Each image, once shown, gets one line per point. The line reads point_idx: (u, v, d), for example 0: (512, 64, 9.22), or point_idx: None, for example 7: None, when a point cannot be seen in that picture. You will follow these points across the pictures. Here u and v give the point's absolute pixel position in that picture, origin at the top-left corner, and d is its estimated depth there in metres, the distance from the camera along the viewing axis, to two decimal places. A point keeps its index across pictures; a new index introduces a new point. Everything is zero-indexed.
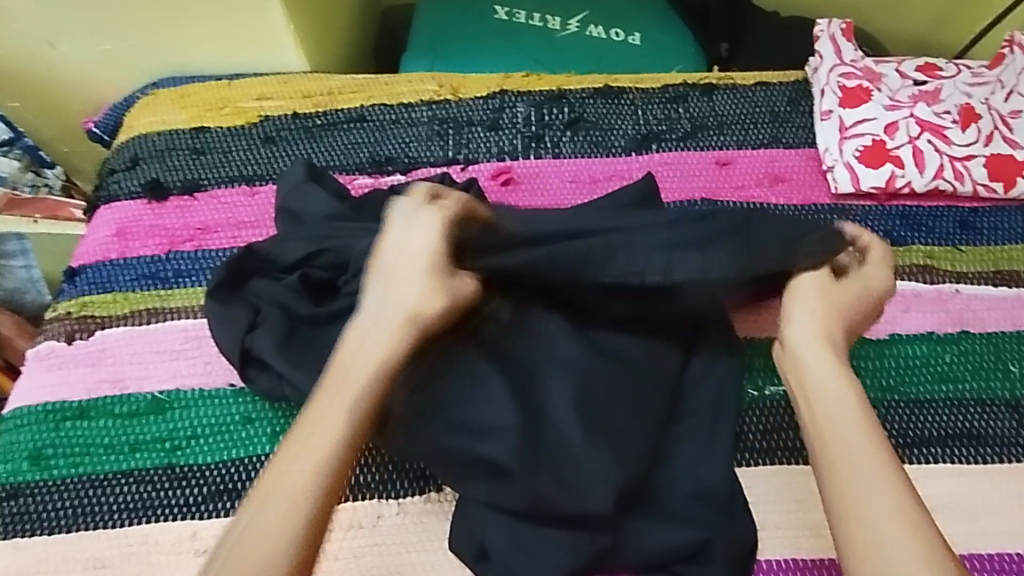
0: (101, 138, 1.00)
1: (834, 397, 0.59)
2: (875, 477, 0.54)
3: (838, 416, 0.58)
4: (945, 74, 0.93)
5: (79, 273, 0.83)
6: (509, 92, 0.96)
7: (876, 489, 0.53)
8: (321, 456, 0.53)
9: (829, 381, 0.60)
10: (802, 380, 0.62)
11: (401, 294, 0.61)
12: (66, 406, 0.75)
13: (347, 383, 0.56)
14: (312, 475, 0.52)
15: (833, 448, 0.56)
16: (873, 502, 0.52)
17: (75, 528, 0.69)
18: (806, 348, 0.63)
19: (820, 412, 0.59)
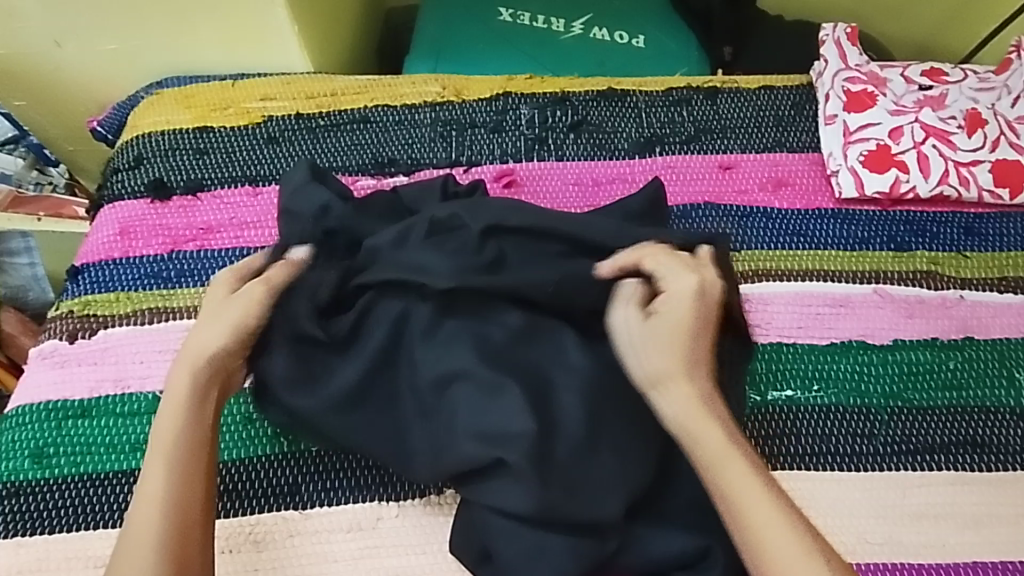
0: (105, 137, 1.01)
1: (710, 447, 0.60)
2: (768, 515, 0.57)
3: (727, 466, 0.59)
4: (951, 79, 0.92)
5: (82, 272, 0.83)
6: (513, 94, 0.95)
7: (773, 529, 0.57)
8: (167, 481, 0.60)
9: (702, 430, 0.60)
10: (682, 435, 0.61)
11: (200, 345, 0.66)
12: (68, 405, 0.75)
13: (171, 417, 0.62)
14: (166, 497, 0.59)
15: (727, 494, 0.58)
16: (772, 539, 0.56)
17: (75, 526, 0.69)
18: (677, 403, 0.61)
19: (712, 467, 0.59)
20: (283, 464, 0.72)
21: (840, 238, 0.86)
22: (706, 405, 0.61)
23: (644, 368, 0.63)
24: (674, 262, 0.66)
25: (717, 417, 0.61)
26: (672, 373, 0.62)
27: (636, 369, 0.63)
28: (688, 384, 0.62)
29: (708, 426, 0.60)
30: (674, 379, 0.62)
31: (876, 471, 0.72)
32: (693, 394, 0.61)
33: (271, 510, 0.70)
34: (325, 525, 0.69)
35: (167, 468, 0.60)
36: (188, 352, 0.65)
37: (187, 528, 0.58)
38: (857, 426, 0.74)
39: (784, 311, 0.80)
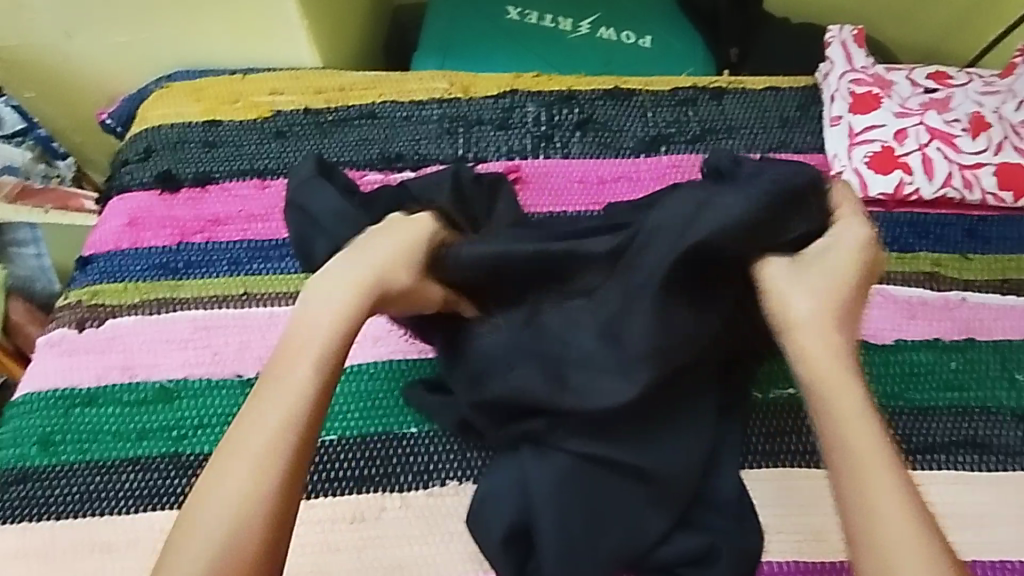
0: (114, 129, 1.02)
1: (851, 425, 0.59)
2: (891, 494, 0.56)
3: (858, 430, 0.59)
4: (955, 83, 0.93)
5: (90, 262, 0.84)
6: (520, 91, 0.96)
7: (886, 494, 0.56)
8: (268, 448, 0.56)
9: (841, 391, 0.60)
10: (821, 382, 0.61)
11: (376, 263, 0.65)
12: (75, 393, 0.76)
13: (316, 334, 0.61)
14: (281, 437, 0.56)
15: (857, 455, 0.58)
16: (888, 509, 0.55)
17: (81, 513, 0.70)
18: (816, 352, 0.62)
19: (846, 422, 0.59)
20: None
21: None
22: (848, 363, 0.62)
23: (789, 310, 0.64)
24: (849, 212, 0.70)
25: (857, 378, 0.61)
26: (818, 321, 0.63)
27: (794, 307, 0.64)
28: (818, 331, 0.63)
29: (848, 389, 0.60)
30: (817, 329, 0.63)
31: None
32: (835, 344, 0.63)
33: None
34: (329, 515, 0.70)
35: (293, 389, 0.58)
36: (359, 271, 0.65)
37: (278, 515, 0.54)
38: None
39: (869, 313, 0.81)
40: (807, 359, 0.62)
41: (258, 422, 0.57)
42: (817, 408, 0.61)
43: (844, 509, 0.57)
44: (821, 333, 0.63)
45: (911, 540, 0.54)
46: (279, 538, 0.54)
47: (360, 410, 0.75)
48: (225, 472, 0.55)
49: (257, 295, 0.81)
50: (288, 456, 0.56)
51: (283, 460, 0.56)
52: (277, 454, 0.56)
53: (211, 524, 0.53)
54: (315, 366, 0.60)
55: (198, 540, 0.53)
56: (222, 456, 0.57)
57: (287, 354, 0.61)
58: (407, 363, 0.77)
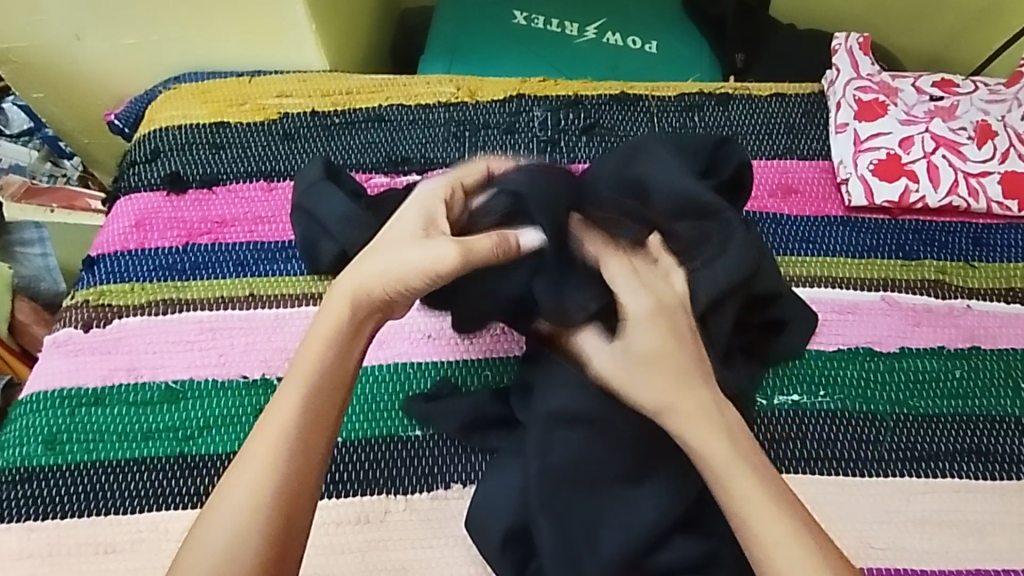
0: (121, 130, 1.02)
1: (738, 478, 0.56)
2: (783, 529, 0.54)
3: (738, 482, 0.56)
4: (962, 91, 0.93)
5: (97, 262, 0.84)
6: (527, 96, 0.96)
7: (784, 536, 0.54)
8: (268, 465, 0.55)
9: (725, 454, 0.56)
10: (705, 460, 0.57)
11: (363, 269, 0.61)
12: (81, 392, 0.76)
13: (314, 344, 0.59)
14: (279, 449, 0.55)
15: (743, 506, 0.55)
16: (780, 554, 0.53)
17: (87, 513, 0.70)
18: (689, 433, 0.57)
19: (727, 480, 0.56)
20: None
21: (848, 246, 0.86)
22: (716, 421, 0.57)
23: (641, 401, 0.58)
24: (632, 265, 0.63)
25: (727, 434, 0.57)
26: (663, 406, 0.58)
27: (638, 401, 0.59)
28: (690, 403, 0.58)
29: (716, 445, 0.57)
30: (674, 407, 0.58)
31: (880, 476, 0.73)
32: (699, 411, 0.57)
33: None
34: (333, 517, 0.70)
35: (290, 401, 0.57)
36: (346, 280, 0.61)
37: (272, 534, 0.53)
38: (864, 432, 0.75)
39: (876, 320, 0.81)
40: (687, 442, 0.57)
41: (260, 438, 0.56)
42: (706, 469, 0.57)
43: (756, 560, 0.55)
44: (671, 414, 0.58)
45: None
46: (283, 553, 0.54)
47: (366, 412, 0.75)
48: (229, 490, 0.55)
49: (263, 297, 0.81)
50: (293, 477, 0.55)
51: (280, 480, 0.55)
52: (276, 473, 0.55)
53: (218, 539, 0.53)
54: (306, 378, 0.58)
55: (206, 550, 0.52)
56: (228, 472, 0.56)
57: (297, 369, 0.59)
58: (414, 366, 0.77)
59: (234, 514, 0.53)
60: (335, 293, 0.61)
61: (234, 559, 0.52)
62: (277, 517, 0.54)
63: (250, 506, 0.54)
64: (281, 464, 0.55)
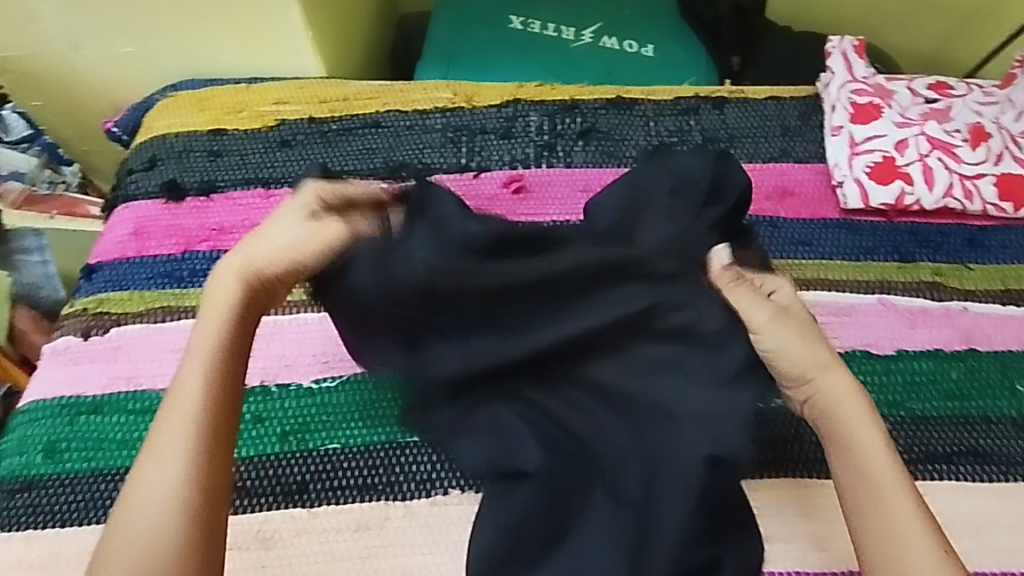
0: (120, 138, 1.03)
1: (872, 454, 0.62)
2: (906, 511, 0.59)
3: (875, 462, 0.61)
4: (955, 93, 0.93)
5: (96, 271, 0.85)
6: (523, 101, 0.97)
7: (904, 513, 0.59)
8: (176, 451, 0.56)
9: (862, 428, 0.63)
10: (841, 423, 0.63)
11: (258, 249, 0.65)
12: (80, 401, 0.76)
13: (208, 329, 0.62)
14: (189, 432, 0.57)
15: (874, 479, 0.60)
16: (891, 522, 0.58)
17: (86, 521, 0.70)
18: (837, 396, 0.64)
19: (863, 455, 0.61)
20: (289, 463, 0.73)
21: (844, 248, 0.87)
22: (865, 406, 0.64)
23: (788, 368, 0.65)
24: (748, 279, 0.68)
25: (873, 419, 0.64)
26: (827, 369, 0.65)
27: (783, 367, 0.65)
28: (835, 378, 0.65)
29: (868, 429, 0.63)
30: (832, 373, 0.65)
31: None
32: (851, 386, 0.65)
33: (280, 509, 0.71)
34: (332, 523, 0.70)
35: (191, 386, 0.59)
36: (235, 259, 0.65)
37: (199, 510, 0.54)
38: None
39: (874, 322, 0.81)
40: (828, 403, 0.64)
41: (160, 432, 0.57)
42: (831, 434, 0.63)
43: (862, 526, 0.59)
44: (835, 384, 0.65)
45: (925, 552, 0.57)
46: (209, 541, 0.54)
47: (363, 417, 0.75)
48: (139, 483, 0.55)
49: None
50: (206, 462, 0.56)
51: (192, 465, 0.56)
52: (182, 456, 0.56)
53: (137, 527, 0.53)
54: (206, 360, 0.61)
55: (124, 546, 0.52)
56: (135, 471, 0.56)
57: (192, 356, 0.61)
58: None
59: (152, 501, 0.54)
60: (219, 273, 0.65)
61: (159, 545, 0.52)
62: (198, 495, 0.55)
63: (165, 496, 0.54)
64: (188, 448, 0.56)
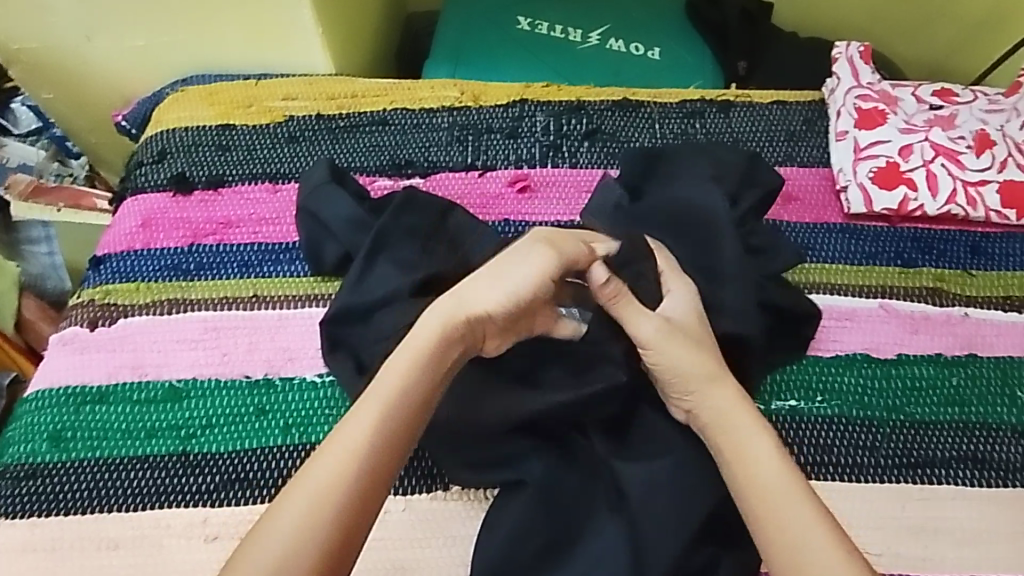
0: (129, 131, 1.04)
1: (758, 453, 0.62)
2: (806, 517, 0.58)
3: (763, 467, 0.61)
4: (961, 101, 0.94)
5: (103, 262, 0.85)
6: (530, 101, 0.98)
7: (802, 515, 0.59)
8: (320, 495, 0.55)
9: (751, 437, 0.63)
10: (723, 435, 0.64)
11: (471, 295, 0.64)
12: (86, 390, 0.77)
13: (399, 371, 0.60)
14: (343, 475, 0.56)
15: (764, 486, 0.60)
16: (794, 527, 0.58)
17: (90, 509, 0.71)
18: (720, 408, 0.65)
19: (751, 462, 0.62)
20: (292, 456, 0.73)
21: (847, 253, 0.87)
22: (749, 411, 0.65)
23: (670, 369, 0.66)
24: (667, 267, 0.73)
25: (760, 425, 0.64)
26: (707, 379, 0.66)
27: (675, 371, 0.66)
28: (721, 390, 0.66)
29: (756, 435, 0.63)
30: (710, 384, 0.66)
31: (877, 482, 0.73)
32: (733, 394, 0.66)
33: None
34: None
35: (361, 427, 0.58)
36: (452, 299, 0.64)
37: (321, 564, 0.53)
38: (860, 438, 0.75)
39: (876, 327, 0.82)
40: (711, 418, 0.65)
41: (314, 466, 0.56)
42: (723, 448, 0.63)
43: (763, 541, 0.59)
44: (716, 394, 0.65)
45: (829, 552, 0.57)
46: None
47: None
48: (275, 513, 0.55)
49: (266, 297, 0.82)
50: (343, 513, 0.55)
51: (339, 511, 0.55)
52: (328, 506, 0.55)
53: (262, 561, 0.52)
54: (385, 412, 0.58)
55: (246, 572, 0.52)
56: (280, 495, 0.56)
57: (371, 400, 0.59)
58: None
59: (283, 535, 0.53)
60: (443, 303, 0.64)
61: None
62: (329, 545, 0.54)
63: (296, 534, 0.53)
64: (336, 495, 0.55)
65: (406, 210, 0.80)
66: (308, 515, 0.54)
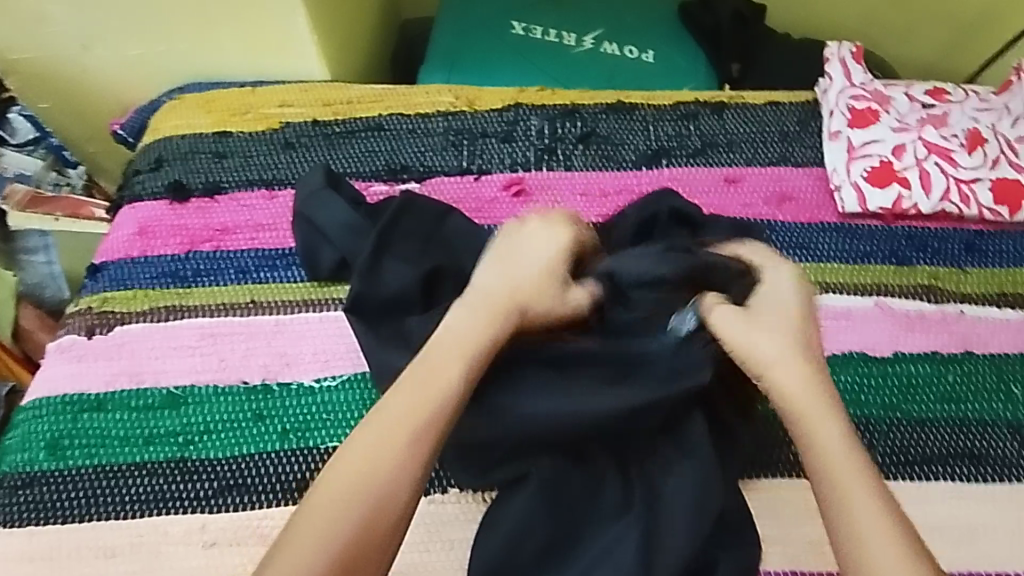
0: (126, 140, 1.04)
1: (830, 435, 0.62)
2: (874, 506, 0.59)
3: (833, 449, 0.62)
4: (953, 99, 0.94)
5: (101, 270, 0.85)
6: (524, 105, 0.98)
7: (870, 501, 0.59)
8: (380, 454, 0.58)
9: (822, 420, 0.63)
10: (799, 412, 0.64)
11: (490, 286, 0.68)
12: (84, 398, 0.77)
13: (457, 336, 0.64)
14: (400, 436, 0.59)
15: (834, 468, 0.61)
16: (860, 512, 0.58)
17: (87, 517, 0.71)
18: (795, 386, 0.65)
19: (822, 444, 0.62)
20: (290, 460, 0.74)
21: (843, 252, 0.87)
22: (823, 390, 0.65)
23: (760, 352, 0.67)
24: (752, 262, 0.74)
25: (832, 408, 0.64)
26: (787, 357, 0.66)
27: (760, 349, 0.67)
28: (791, 368, 0.66)
29: (828, 417, 0.63)
30: (786, 363, 0.66)
31: None
32: (808, 375, 0.66)
33: (279, 506, 0.71)
34: None
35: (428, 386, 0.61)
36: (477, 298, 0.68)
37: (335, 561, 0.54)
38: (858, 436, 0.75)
39: (872, 326, 0.82)
40: (786, 395, 0.65)
41: (345, 462, 0.58)
42: (795, 425, 0.64)
43: (831, 522, 0.59)
44: (793, 372, 0.65)
45: (898, 539, 0.57)
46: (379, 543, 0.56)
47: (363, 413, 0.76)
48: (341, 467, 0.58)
49: (263, 303, 0.83)
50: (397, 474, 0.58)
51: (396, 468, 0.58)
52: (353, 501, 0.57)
53: (325, 513, 0.56)
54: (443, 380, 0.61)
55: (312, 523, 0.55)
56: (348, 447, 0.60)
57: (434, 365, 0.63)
58: (359, 376, 0.78)
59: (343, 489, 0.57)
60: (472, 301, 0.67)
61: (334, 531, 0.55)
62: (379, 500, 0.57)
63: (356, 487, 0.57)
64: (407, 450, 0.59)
65: (402, 214, 0.80)
66: (368, 467, 0.58)
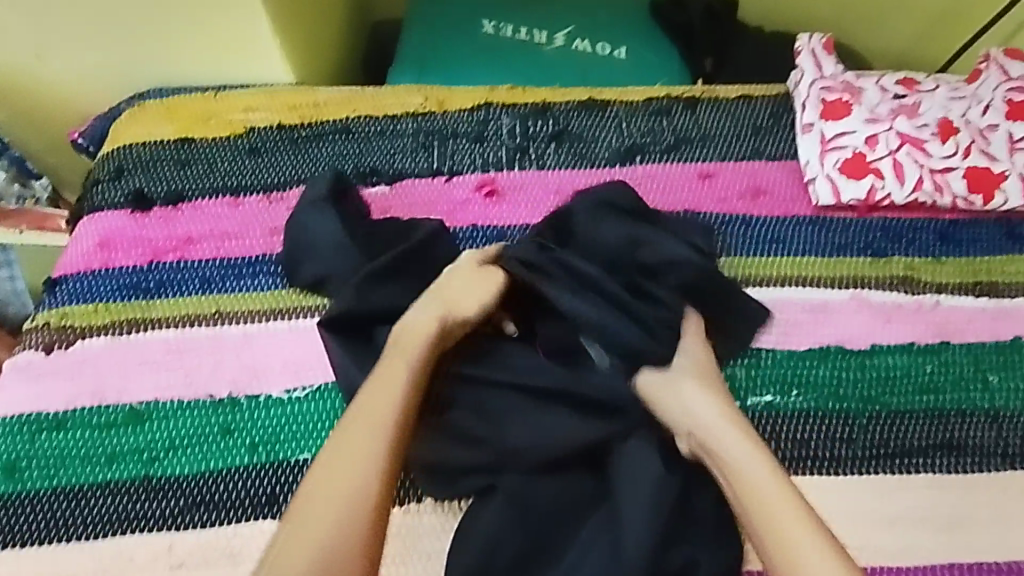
0: (86, 149, 1.01)
1: (754, 472, 0.61)
2: (810, 540, 0.56)
3: (761, 486, 0.60)
4: (923, 89, 0.94)
5: (60, 283, 0.83)
6: (495, 104, 0.96)
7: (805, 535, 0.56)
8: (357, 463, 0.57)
9: (774, 498, 0.59)
10: (721, 457, 0.63)
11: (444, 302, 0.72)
12: (43, 417, 0.74)
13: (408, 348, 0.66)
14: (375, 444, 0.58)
15: (765, 505, 0.59)
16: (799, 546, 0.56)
17: (47, 541, 0.68)
18: (715, 430, 0.65)
19: (747, 482, 0.61)
20: (258, 474, 0.71)
21: (818, 245, 0.86)
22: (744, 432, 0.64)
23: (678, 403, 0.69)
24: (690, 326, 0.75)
25: (755, 446, 0.63)
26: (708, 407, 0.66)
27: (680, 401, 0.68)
28: (714, 416, 0.66)
29: (752, 455, 0.62)
30: (705, 409, 0.66)
31: (855, 475, 0.73)
32: (743, 436, 0.64)
33: (248, 521, 0.69)
34: None
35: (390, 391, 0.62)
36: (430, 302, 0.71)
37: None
38: (837, 431, 0.75)
39: (849, 319, 0.81)
40: (708, 443, 0.64)
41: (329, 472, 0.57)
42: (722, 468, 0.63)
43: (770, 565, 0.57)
44: (713, 419, 0.65)
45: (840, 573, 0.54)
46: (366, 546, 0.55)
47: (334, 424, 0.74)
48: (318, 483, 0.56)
49: (229, 313, 0.80)
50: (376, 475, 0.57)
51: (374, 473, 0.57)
52: (359, 518, 0.55)
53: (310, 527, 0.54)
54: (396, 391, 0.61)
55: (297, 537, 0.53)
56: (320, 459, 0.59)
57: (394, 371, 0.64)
58: (330, 386, 0.76)
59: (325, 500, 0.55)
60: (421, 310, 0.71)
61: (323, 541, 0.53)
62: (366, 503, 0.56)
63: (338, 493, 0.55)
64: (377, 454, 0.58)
65: None
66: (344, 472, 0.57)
